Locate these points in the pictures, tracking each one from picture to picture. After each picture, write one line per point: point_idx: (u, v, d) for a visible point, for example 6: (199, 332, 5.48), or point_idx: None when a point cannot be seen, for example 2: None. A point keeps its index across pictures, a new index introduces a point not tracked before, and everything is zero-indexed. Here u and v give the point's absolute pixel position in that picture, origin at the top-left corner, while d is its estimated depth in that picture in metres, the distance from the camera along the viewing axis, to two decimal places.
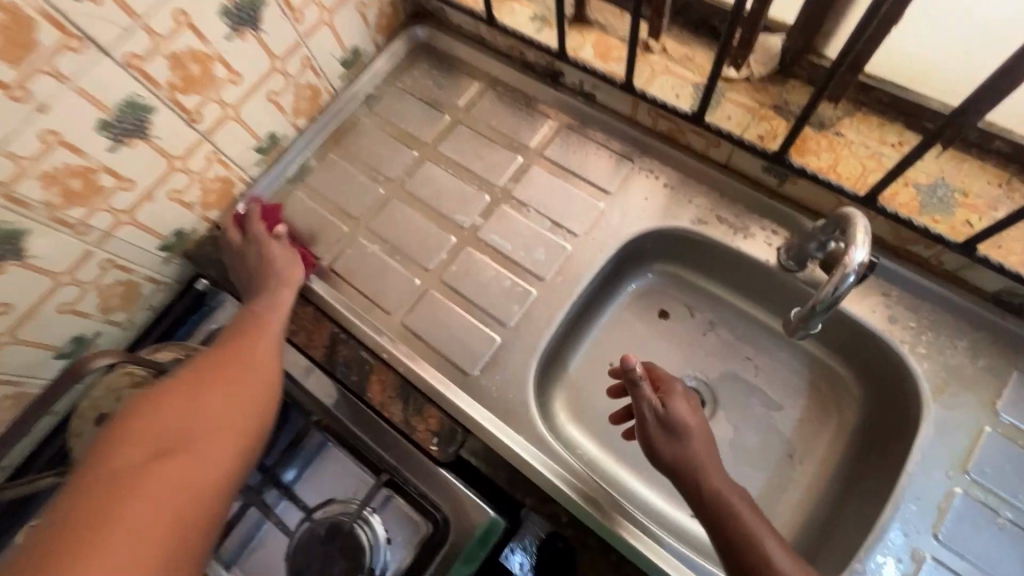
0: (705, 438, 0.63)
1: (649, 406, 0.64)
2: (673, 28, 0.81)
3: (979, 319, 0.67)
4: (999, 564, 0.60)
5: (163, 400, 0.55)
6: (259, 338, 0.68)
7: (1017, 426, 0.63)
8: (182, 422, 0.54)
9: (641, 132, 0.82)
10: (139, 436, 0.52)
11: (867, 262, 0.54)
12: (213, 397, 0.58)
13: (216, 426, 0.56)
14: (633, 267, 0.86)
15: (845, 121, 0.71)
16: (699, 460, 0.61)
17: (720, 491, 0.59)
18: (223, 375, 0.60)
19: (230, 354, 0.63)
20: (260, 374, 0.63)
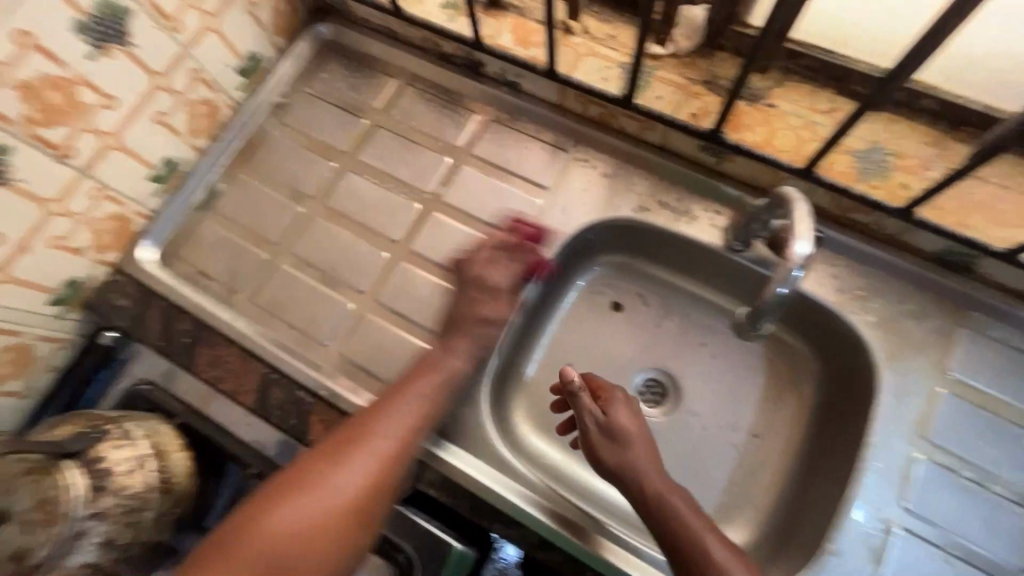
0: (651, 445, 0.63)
1: (588, 414, 0.64)
2: (594, 6, 0.76)
3: (924, 280, 0.66)
4: (962, 522, 0.60)
5: (302, 527, 0.57)
6: (380, 437, 0.62)
7: (967, 383, 0.64)
8: (299, 521, 0.58)
9: (573, 120, 0.78)
10: (323, 488, 0.59)
11: (811, 250, 0.52)
12: (356, 471, 0.60)
13: (367, 479, 0.60)
14: (580, 262, 0.82)
15: (776, 92, 0.68)
16: (644, 468, 0.61)
17: (664, 495, 0.59)
18: (365, 441, 0.61)
19: (301, 487, 0.59)
20: (348, 486, 0.59)
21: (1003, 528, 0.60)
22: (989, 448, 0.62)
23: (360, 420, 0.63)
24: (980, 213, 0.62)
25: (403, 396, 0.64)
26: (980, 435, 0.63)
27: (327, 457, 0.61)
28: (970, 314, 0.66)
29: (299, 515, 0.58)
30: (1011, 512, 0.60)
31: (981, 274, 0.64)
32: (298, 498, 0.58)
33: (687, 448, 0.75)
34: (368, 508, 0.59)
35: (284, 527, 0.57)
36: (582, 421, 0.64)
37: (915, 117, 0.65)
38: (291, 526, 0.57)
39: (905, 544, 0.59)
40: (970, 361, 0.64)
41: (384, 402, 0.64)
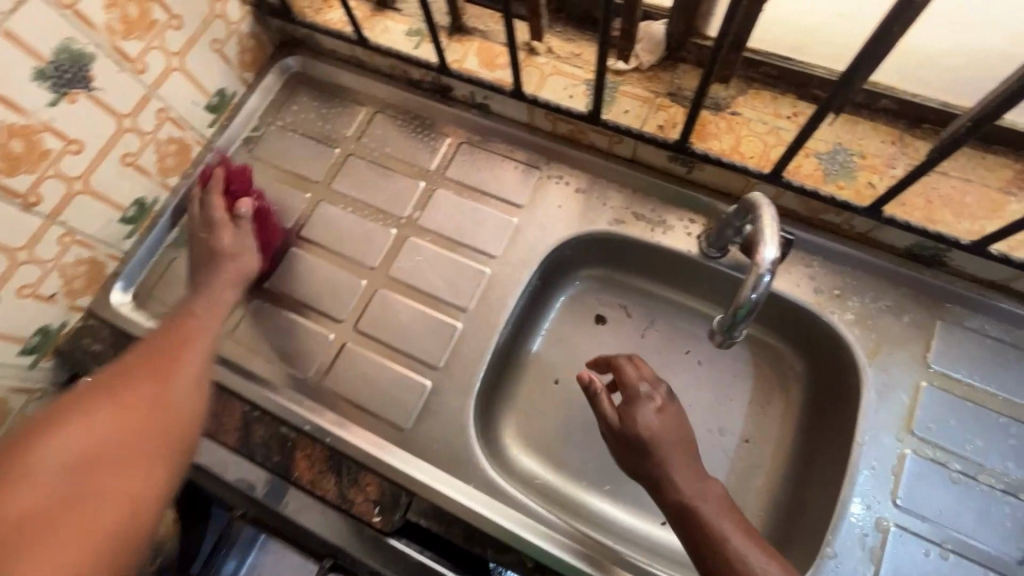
0: (682, 445, 0.61)
1: (608, 414, 0.63)
2: (557, 25, 0.77)
3: (899, 276, 0.67)
4: (957, 515, 0.60)
5: (85, 460, 0.49)
6: (148, 358, 0.60)
7: (949, 375, 0.64)
8: (88, 448, 0.49)
9: (543, 138, 0.78)
10: (58, 435, 0.49)
11: (779, 254, 0.52)
12: (105, 419, 0.52)
13: (157, 416, 0.55)
14: (560, 277, 0.82)
15: (740, 100, 0.69)
16: (671, 469, 0.59)
17: (689, 497, 0.57)
18: (92, 398, 0.54)
19: (53, 425, 0.50)
20: (85, 436, 0.50)
21: (997, 518, 0.60)
22: (976, 439, 0.62)
23: (151, 355, 0.61)
24: (947, 207, 0.62)
25: (192, 340, 0.63)
26: (966, 427, 0.63)
27: (49, 417, 0.51)
28: (946, 306, 0.66)
29: (80, 445, 0.49)
30: (1003, 501, 0.60)
31: (952, 267, 0.65)
32: (55, 445, 0.48)
33: None
34: (166, 442, 0.54)
35: (53, 463, 0.47)
36: (603, 421, 0.64)
37: (876, 117, 0.66)
38: (73, 453, 0.48)
39: (902, 542, 0.59)
40: (950, 353, 0.65)
41: (104, 376, 0.57)
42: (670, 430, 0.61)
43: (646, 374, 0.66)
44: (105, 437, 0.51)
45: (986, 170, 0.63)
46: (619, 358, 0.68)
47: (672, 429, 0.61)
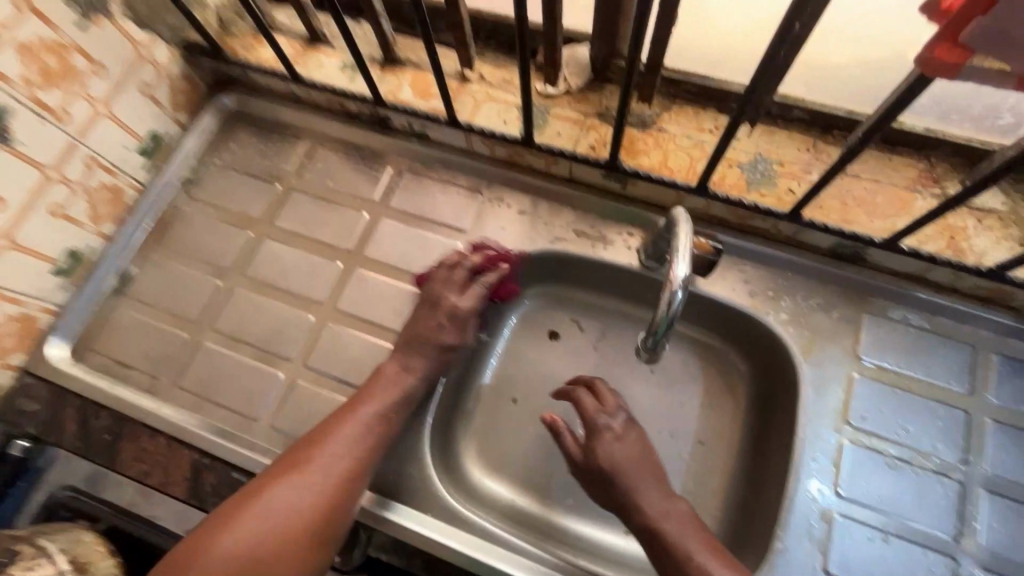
0: (645, 469, 0.64)
1: (573, 450, 0.67)
2: (487, 53, 0.79)
3: (826, 275, 0.70)
4: (897, 499, 0.63)
5: (257, 567, 0.54)
6: (330, 455, 0.60)
7: (878, 365, 0.68)
8: (263, 561, 0.54)
9: (483, 163, 0.80)
10: (267, 501, 0.57)
11: (690, 274, 0.54)
12: (290, 493, 0.57)
13: (313, 500, 0.57)
14: (510, 298, 0.83)
15: (665, 116, 0.72)
16: (638, 494, 0.62)
17: (655, 520, 0.60)
18: (300, 470, 0.59)
19: (262, 485, 0.58)
20: (286, 509, 0.56)
21: (935, 498, 0.62)
22: (908, 424, 0.65)
23: (337, 411, 0.64)
24: (861, 207, 0.66)
25: (339, 423, 0.62)
26: (898, 412, 0.66)
27: (271, 474, 0.59)
28: (871, 301, 0.70)
29: (242, 545, 0.54)
30: (938, 482, 0.63)
31: (872, 263, 0.69)
32: (222, 537, 0.54)
33: None
34: (320, 525, 0.57)
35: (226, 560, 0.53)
36: (570, 456, 0.67)
37: (791, 126, 0.70)
38: (268, 556, 0.55)
39: (847, 530, 0.62)
40: (877, 344, 0.68)
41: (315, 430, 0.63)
42: (632, 457, 0.64)
43: (604, 403, 0.68)
44: (323, 500, 0.58)
45: (893, 169, 0.67)
46: (581, 389, 0.70)
47: (632, 456, 0.64)
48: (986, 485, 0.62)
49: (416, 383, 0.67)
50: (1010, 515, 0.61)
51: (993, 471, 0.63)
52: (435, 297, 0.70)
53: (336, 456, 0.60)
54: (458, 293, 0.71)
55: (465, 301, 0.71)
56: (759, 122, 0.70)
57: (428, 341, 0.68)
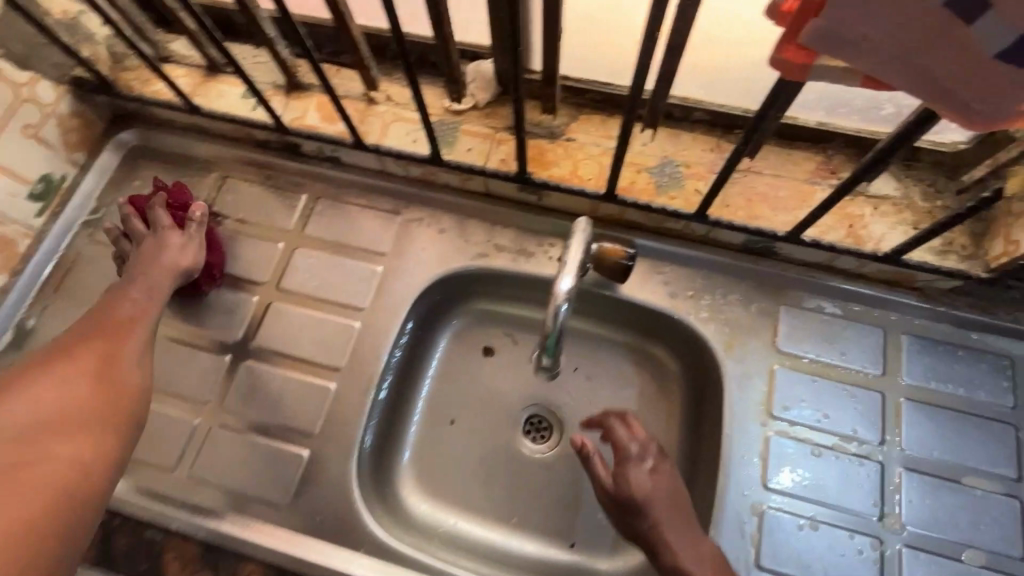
0: (675, 504, 0.60)
1: (602, 477, 0.61)
2: (393, 72, 0.77)
3: (741, 270, 0.71)
4: (823, 486, 0.64)
5: (38, 426, 0.49)
6: (128, 314, 0.62)
7: (798, 354, 0.69)
8: (51, 412, 0.51)
9: (398, 183, 0.78)
10: (33, 391, 0.52)
11: (574, 284, 0.57)
12: (87, 356, 0.56)
13: (102, 353, 0.57)
14: (439, 317, 0.82)
15: (573, 126, 0.72)
16: (667, 532, 0.58)
17: (685, 559, 0.56)
18: (98, 333, 0.59)
19: (44, 361, 0.55)
20: (73, 383, 0.54)
21: (858, 482, 0.64)
22: (829, 410, 0.67)
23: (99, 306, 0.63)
24: (765, 203, 0.68)
25: (134, 280, 0.65)
26: (819, 399, 0.67)
27: (26, 374, 0.53)
28: (787, 292, 0.71)
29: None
30: (861, 465, 0.64)
31: (783, 255, 0.70)
32: None
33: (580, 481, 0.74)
34: (122, 389, 0.56)
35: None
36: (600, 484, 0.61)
37: (694, 128, 0.71)
38: (56, 404, 0.52)
39: (778, 523, 0.62)
40: (795, 334, 0.69)
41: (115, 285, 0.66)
42: (665, 490, 0.61)
43: (636, 432, 0.64)
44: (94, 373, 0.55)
45: (793, 164, 0.68)
46: (608, 416, 0.67)
47: (664, 491, 0.61)
48: (904, 464, 0.64)
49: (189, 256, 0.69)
50: (928, 491, 0.63)
51: (910, 449, 0.65)
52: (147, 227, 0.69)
53: (100, 328, 0.59)
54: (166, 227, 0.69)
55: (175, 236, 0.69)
56: (664, 125, 0.71)
57: (174, 265, 0.68)
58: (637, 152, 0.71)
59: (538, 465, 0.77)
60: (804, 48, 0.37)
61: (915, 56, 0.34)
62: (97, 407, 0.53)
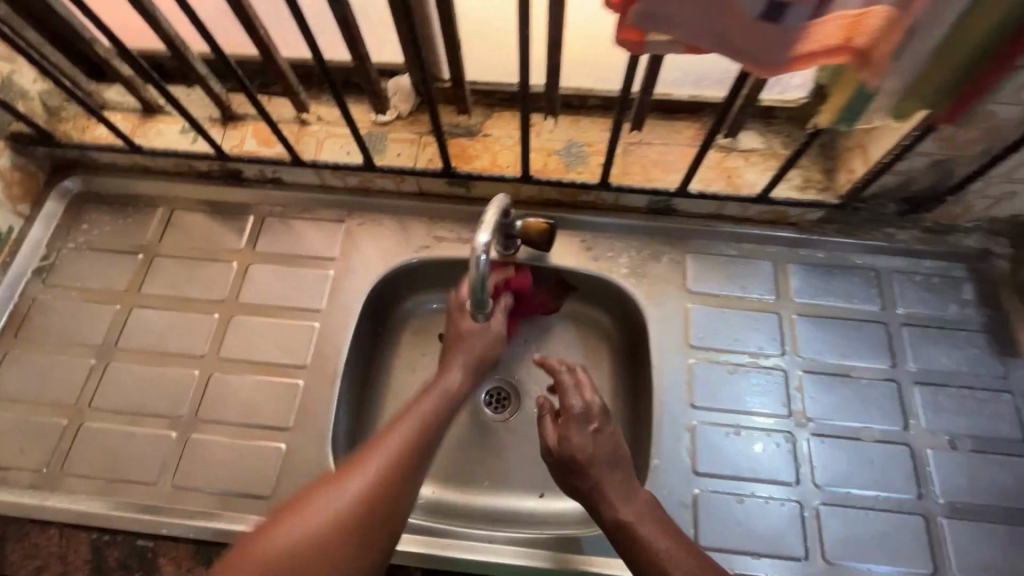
0: (616, 465, 0.65)
1: (549, 438, 0.68)
2: (321, 95, 0.86)
3: (650, 228, 0.83)
4: (741, 397, 0.74)
5: (341, 520, 0.55)
6: (395, 453, 0.61)
7: (705, 292, 0.80)
8: (306, 554, 0.53)
9: (339, 194, 0.86)
10: (280, 531, 0.54)
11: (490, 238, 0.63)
12: (351, 488, 0.57)
13: (369, 491, 0.58)
14: (393, 310, 0.89)
15: (487, 123, 0.82)
16: (605, 488, 0.63)
17: (624, 515, 0.61)
18: (361, 460, 0.60)
19: (377, 442, 0.62)
20: (348, 509, 0.56)
21: (769, 389, 0.74)
22: (739, 333, 0.77)
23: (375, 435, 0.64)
24: (659, 167, 0.79)
25: (409, 413, 0.65)
26: (728, 325, 0.78)
27: (317, 489, 0.58)
28: (690, 242, 0.83)
29: (287, 544, 0.53)
30: (770, 375, 0.75)
31: (680, 211, 0.83)
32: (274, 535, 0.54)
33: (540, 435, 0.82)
34: (364, 535, 0.56)
35: (317, 519, 0.55)
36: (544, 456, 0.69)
37: (591, 111, 0.82)
38: (361, 502, 0.57)
39: (707, 434, 0.72)
40: (701, 275, 0.81)
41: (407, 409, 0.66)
42: (629, 487, 0.63)
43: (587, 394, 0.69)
44: (410, 466, 0.61)
45: (677, 132, 0.80)
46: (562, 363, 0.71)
47: (608, 447, 0.65)
48: (804, 367, 0.75)
49: (454, 379, 0.71)
50: (826, 386, 0.74)
51: (808, 355, 0.76)
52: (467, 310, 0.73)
53: (417, 434, 0.63)
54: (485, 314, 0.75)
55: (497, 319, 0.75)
56: (565, 113, 0.82)
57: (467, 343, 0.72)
58: (547, 139, 0.81)
59: (501, 429, 0.84)
60: (636, 31, 0.47)
61: (711, 27, 0.45)
62: (361, 530, 0.56)
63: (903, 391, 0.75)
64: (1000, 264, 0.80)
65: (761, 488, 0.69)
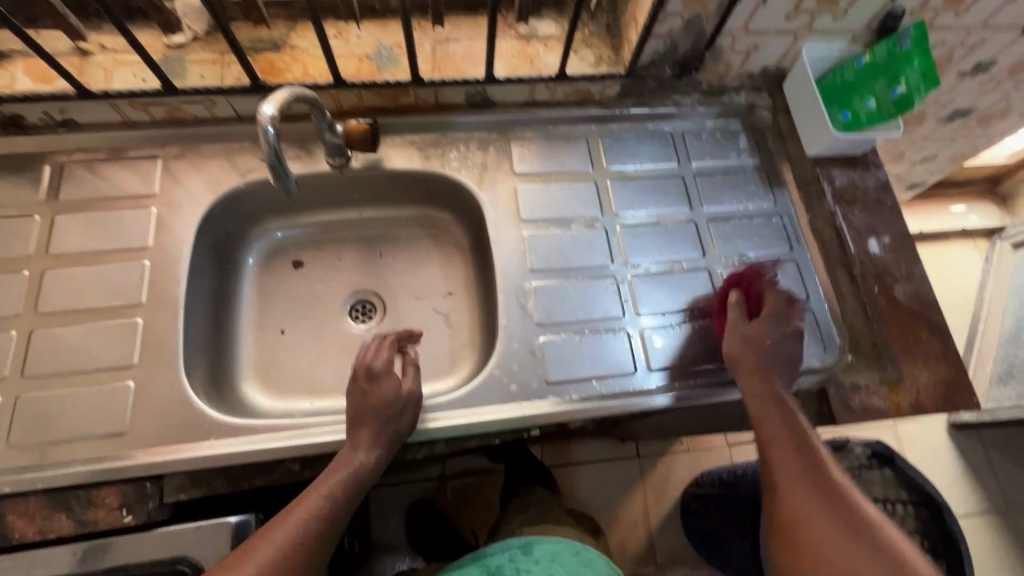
0: (767, 367, 0.71)
1: (737, 313, 0.75)
2: (102, 25, 0.80)
3: (471, 123, 0.89)
4: (569, 256, 0.84)
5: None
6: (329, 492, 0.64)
7: (530, 172, 0.88)
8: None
9: (148, 128, 0.81)
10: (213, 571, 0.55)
11: (278, 109, 0.62)
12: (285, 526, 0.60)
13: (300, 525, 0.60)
14: (238, 242, 0.89)
15: (293, 36, 0.82)
16: (773, 385, 0.70)
17: (754, 409, 0.69)
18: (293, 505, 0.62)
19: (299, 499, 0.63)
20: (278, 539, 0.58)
21: (593, 244, 0.85)
22: (564, 203, 0.87)
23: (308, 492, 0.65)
24: (468, 59, 0.84)
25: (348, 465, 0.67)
26: (553, 198, 0.87)
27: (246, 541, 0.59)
28: (514, 130, 0.90)
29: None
30: (593, 233, 0.86)
31: (499, 101, 0.89)
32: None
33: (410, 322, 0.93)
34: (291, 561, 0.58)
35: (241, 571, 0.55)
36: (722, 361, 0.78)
37: (394, 14, 0.85)
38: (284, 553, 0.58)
39: (543, 290, 0.81)
40: (525, 158, 0.89)
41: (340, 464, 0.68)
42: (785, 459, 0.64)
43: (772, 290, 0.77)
44: (321, 532, 0.61)
45: (478, 27, 0.87)
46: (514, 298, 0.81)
47: (773, 355, 0.71)
48: (621, 223, 0.87)
49: (371, 459, 0.66)
50: (639, 236, 0.87)
51: (622, 213, 0.88)
52: (376, 375, 0.70)
53: (342, 488, 0.64)
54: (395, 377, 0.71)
55: (408, 379, 0.72)
56: (370, 18, 0.85)
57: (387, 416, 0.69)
58: (356, 45, 0.83)
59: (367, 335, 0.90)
60: None
61: None
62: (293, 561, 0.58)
63: (700, 228, 0.89)
64: (763, 114, 0.95)
65: (640, 321, 0.82)
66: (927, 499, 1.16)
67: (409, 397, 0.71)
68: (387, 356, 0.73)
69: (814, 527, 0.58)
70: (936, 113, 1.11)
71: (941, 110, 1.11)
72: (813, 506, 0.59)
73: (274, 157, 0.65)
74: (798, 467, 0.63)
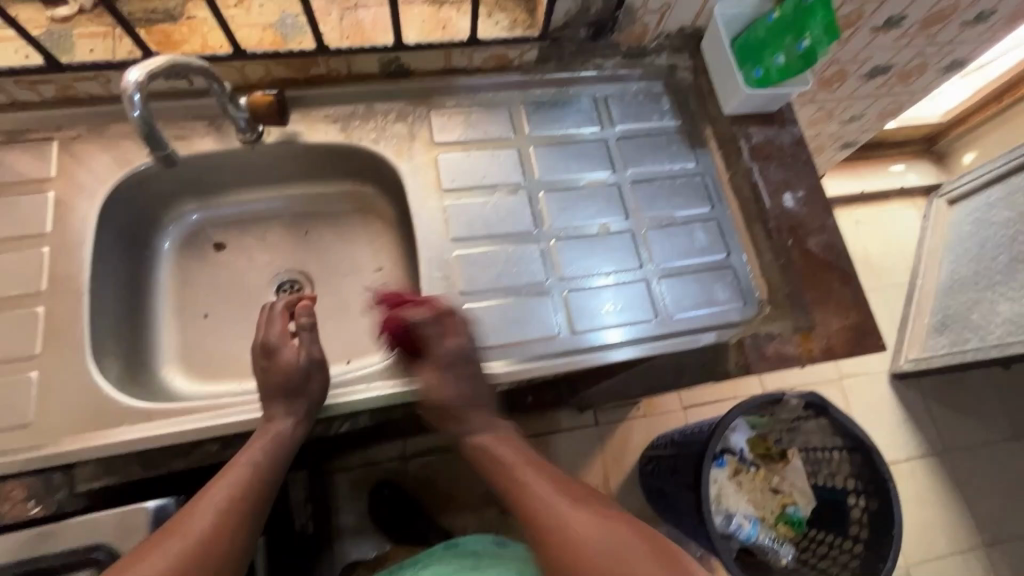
0: (462, 376, 0.71)
1: (423, 322, 0.72)
2: None
3: (388, 92, 0.87)
4: (492, 224, 0.84)
5: (202, 554, 0.56)
6: (256, 449, 0.68)
7: (450, 141, 0.87)
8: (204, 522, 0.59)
9: (41, 108, 0.77)
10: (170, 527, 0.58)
11: (145, 75, 0.60)
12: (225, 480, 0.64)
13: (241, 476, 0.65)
14: (151, 226, 0.86)
15: (190, 6, 0.78)
16: (464, 426, 0.71)
17: (483, 439, 0.69)
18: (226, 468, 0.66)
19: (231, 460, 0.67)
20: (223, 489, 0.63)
21: (516, 210, 0.85)
22: (486, 171, 0.86)
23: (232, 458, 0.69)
24: (377, 26, 0.82)
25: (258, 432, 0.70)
26: (475, 167, 0.86)
27: (189, 503, 0.62)
28: (434, 99, 0.88)
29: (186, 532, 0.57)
30: (516, 199, 0.86)
31: (415, 70, 0.87)
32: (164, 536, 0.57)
33: (339, 301, 0.91)
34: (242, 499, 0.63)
35: (200, 517, 0.59)
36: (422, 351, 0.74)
37: None
38: (236, 497, 0.63)
39: (465, 259, 0.81)
40: (444, 128, 0.87)
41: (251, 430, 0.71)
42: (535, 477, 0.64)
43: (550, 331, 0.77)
44: (250, 500, 0.64)
45: None
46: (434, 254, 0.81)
47: (470, 379, 0.71)
48: (544, 188, 0.87)
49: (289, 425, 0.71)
50: (562, 202, 0.87)
51: (545, 179, 0.88)
52: (271, 349, 0.73)
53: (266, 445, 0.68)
54: (292, 346, 0.74)
55: (304, 345, 0.74)
56: None
57: (298, 384, 0.71)
58: (259, 14, 0.80)
59: None
60: None
61: None
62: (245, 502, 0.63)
63: (624, 190, 0.89)
64: (684, 75, 0.96)
65: (590, 282, 0.83)
66: (859, 444, 1.22)
67: (311, 361, 0.73)
68: (279, 329, 0.75)
69: (585, 555, 0.55)
70: (856, 70, 1.13)
71: (860, 67, 1.13)
72: (584, 514, 0.59)
73: (145, 125, 0.63)
74: (551, 490, 0.62)
